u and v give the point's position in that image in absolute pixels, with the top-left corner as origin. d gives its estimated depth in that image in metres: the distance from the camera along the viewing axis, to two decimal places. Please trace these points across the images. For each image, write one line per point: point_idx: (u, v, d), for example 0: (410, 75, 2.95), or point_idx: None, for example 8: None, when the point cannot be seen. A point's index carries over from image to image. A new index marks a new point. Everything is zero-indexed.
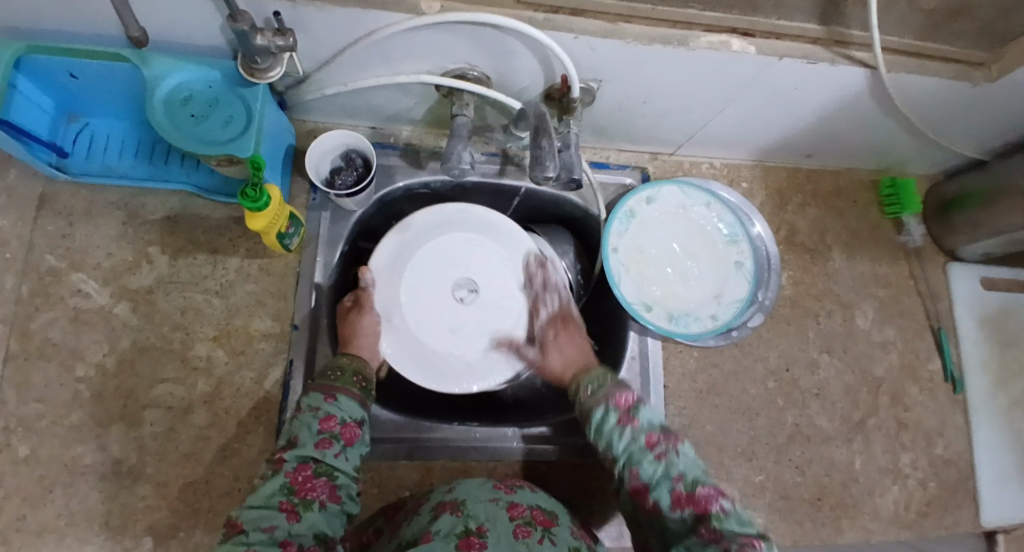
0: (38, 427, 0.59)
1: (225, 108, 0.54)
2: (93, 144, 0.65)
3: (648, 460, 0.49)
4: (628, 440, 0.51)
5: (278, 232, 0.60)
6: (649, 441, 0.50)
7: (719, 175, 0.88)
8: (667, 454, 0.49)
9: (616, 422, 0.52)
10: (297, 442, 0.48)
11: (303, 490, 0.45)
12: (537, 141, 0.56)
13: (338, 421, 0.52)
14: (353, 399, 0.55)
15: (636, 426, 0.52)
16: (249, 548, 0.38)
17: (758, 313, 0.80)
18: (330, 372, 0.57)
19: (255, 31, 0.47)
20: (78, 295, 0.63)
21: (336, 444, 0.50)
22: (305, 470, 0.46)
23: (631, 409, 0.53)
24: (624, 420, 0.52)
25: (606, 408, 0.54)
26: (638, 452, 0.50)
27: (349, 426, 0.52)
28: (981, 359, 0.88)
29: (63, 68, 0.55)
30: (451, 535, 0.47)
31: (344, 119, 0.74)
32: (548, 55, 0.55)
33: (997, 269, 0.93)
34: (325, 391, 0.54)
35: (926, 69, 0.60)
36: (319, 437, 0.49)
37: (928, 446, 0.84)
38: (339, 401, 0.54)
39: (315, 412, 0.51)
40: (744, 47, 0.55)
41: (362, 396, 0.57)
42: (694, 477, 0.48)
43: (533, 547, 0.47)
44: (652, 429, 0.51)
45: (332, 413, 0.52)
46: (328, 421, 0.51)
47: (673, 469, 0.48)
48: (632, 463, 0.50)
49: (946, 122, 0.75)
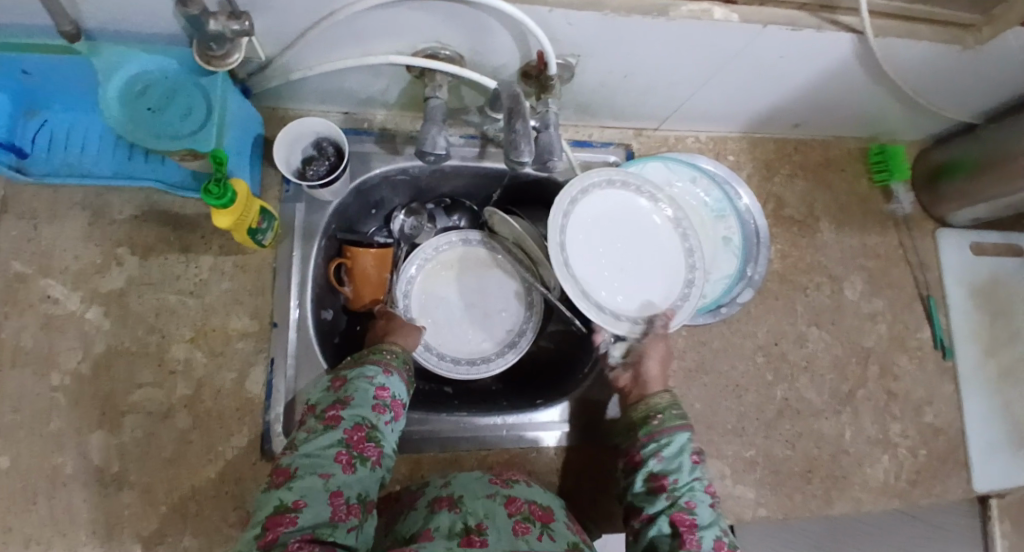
0: (16, 437, 0.58)
1: (184, 97, 0.52)
2: (53, 141, 0.62)
3: (704, 504, 0.55)
4: (695, 477, 0.57)
5: (250, 227, 0.58)
6: (709, 490, 0.57)
7: (705, 149, 0.86)
8: (714, 506, 0.57)
9: (691, 455, 0.58)
10: (353, 404, 0.54)
11: (358, 448, 0.50)
12: (511, 124, 0.54)
13: (391, 394, 0.57)
14: (403, 379, 0.60)
15: (701, 470, 0.58)
16: (299, 501, 0.44)
17: (748, 288, 0.80)
18: (383, 351, 0.62)
19: (207, 15, 0.43)
20: (46, 301, 0.61)
21: (387, 413, 0.55)
22: (360, 431, 0.52)
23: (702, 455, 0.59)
24: (695, 458, 0.58)
25: (688, 438, 0.59)
26: (700, 493, 0.56)
27: (398, 402, 0.57)
28: (968, 325, 0.89)
29: (9, 63, 0.51)
30: (453, 534, 0.47)
31: (315, 106, 0.71)
32: (523, 31, 0.53)
33: (985, 235, 0.93)
34: (382, 365, 0.59)
35: (916, 32, 0.58)
36: (375, 403, 0.55)
37: (917, 415, 0.84)
38: (393, 377, 0.59)
39: (370, 380, 0.56)
40: (727, 15, 0.52)
41: (409, 379, 0.62)
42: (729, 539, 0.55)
43: (533, 543, 0.47)
44: (708, 482, 0.58)
45: (386, 385, 0.57)
46: (383, 391, 0.56)
47: (719, 522, 0.55)
48: (693, 496, 0.55)
49: (935, 88, 0.73)
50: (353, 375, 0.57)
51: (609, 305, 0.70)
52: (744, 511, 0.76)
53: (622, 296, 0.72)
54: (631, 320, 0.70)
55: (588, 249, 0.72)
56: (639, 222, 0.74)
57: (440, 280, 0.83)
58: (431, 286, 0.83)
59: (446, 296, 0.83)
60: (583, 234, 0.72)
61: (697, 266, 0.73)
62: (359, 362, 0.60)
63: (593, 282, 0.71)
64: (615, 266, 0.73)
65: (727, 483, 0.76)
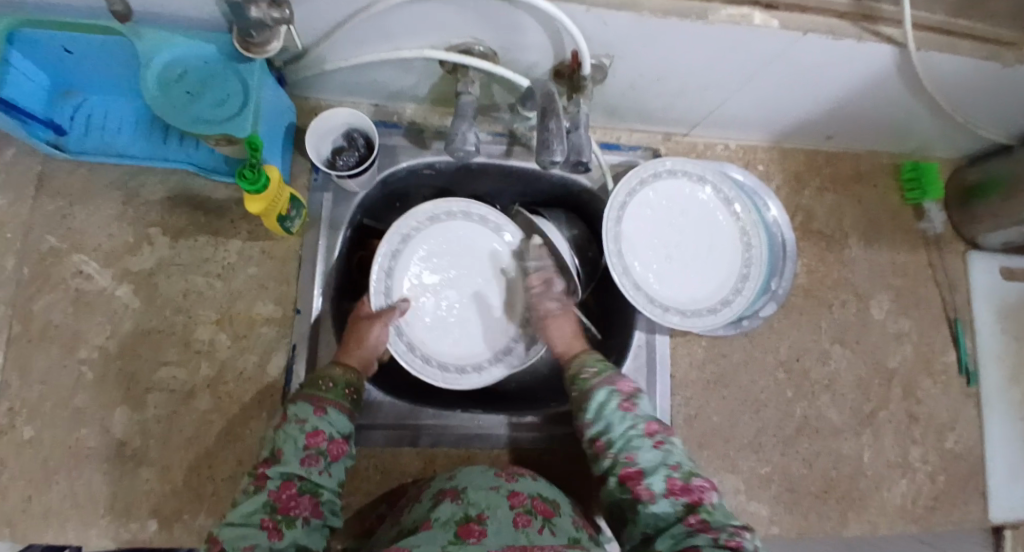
0: (43, 409, 0.59)
1: (220, 83, 0.52)
2: (91, 121, 0.63)
3: (645, 447, 0.51)
4: (628, 424, 0.52)
5: (279, 215, 0.58)
6: (649, 428, 0.52)
7: (734, 157, 0.85)
8: (664, 443, 0.51)
9: (619, 405, 0.54)
10: (281, 458, 0.45)
11: (287, 507, 0.43)
12: (545, 123, 0.54)
13: (326, 437, 0.48)
14: (342, 412, 0.52)
15: (636, 413, 0.53)
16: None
17: (771, 302, 0.77)
18: (320, 382, 0.53)
19: (249, 2, 0.43)
20: (78, 277, 0.62)
21: (322, 461, 0.47)
22: (288, 489, 0.44)
23: (634, 397, 0.55)
24: (625, 406, 0.54)
25: (610, 390, 0.55)
26: (637, 437, 0.51)
27: (336, 443, 0.49)
28: (998, 351, 0.86)
29: (54, 41, 0.52)
30: (451, 523, 0.45)
31: (346, 96, 0.71)
32: (558, 29, 0.52)
33: (1019, 259, 0.90)
34: (314, 402, 0.50)
35: (960, 47, 0.56)
36: (306, 453, 0.46)
37: (939, 439, 0.82)
38: (329, 414, 0.50)
39: (300, 425, 0.48)
40: (767, 20, 0.51)
41: (351, 407, 0.54)
42: (689, 468, 0.50)
43: (533, 536, 0.44)
44: (652, 419, 0.53)
45: (320, 427, 0.48)
46: (315, 437, 0.47)
47: (669, 457, 0.50)
48: (630, 447, 0.51)
49: (975, 106, 0.71)
50: (284, 417, 0.49)
51: (641, 279, 0.73)
52: (757, 527, 0.75)
53: (655, 279, 0.74)
54: (650, 300, 0.72)
55: (651, 224, 0.76)
56: (708, 228, 0.77)
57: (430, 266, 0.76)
58: (419, 271, 0.75)
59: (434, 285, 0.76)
60: (652, 208, 0.76)
61: (742, 292, 0.75)
62: (291, 400, 0.52)
63: (633, 254, 0.74)
64: (662, 251, 0.75)
65: (741, 498, 0.75)
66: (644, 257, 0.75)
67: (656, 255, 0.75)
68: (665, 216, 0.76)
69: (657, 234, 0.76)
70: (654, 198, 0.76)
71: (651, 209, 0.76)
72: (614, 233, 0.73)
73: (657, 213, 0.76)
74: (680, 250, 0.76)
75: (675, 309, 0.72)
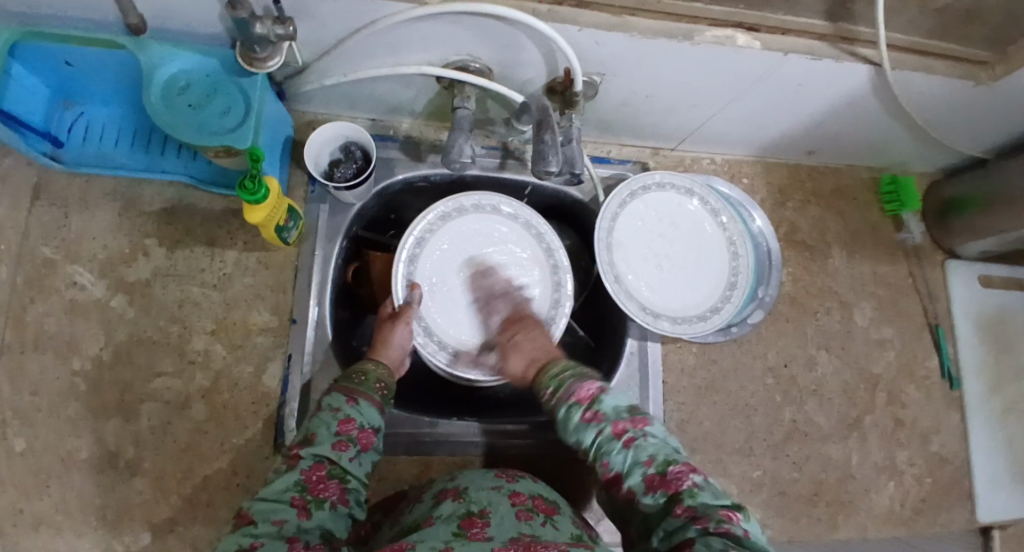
0: (34, 419, 0.59)
1: (224, 96, 0.53)
2: (89, 133, 0.64)
3: (618, 450, 0.45)
4: (595, 434, 0.46)
5: (277, 225, 0.59)
6: (616, 430, 0.45)
7: (720, 171, 0.88)
8: (636, 439, 0.45)
9: (581, 418, 0.47)
10: (315, 440, 0.46)
11: (315, 489, 0.43)
12: (541, 135, 0.56)
13: (357, 425, 0.49)
14: (374, 406, 0.53)
15: (601, 419, 0.46)
16: (254, 544, 0.37)
17: (759, 311, 0.79)
18: (354, 375, 0.55)
19: (255, 19, 0.45)
20: (73, 287, 0.62)
21: (352, 448, 0.47)
22: (319, 470, 0.45)
23: (593, 403, 0.47)
24: (588, 416, 0.47)
25: (568, 406, 0.48)
26: (606, 443, 0.45)
27: (366, 432, 0.49)
28: (977, 357, 0.89)
29: (57, 54, 0.53)
30: (453, 517, 0.46)
31: (344, 111, 0.73)
32: (553, 48, 0.55)
33: (995, 268, 0.94)
34: (348, 393, 0.52)
35: (933, 67, 0.59)
36: (337, 438, 0.47)
37: (923, 443, 0.84)
38: (360, 405, 0.51)
39: (334, 413, 0.49)
40: (749, 42, 0.54)
41: (381, 403, 0.54)
42: (666, 457, 0.44)
43: (536, 529, 0.45)
44: (619, 416, 0.46)
45: (352, 416, 0.49)
46: (347, 424, 0.48)
47: (642, 452, 0.44)
48: (602, 453, 0.46)
49: (947, 122, 0.75)
50: (318, 408, 0.50)
51: (632, 288, 0.75)
52: None
53: (646, 287, 0.76)
54: (642, 308, 0.73)
55: (642, 234, 0.77)
56: (697, 237, 0.79)
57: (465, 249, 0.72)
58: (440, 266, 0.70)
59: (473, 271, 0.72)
60: (642, 218, 0.78)
61: (730, 300, 0.77)
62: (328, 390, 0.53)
63: (624, 264, 0.76)
64: (653, 261, 0.77)
65: None
66: (635, 265, 0.76)
67: (646, 263, 0.77)
68: (655, 226, 0.78)
69: (647, 243, 0.77)
70: (643, 209, 0.78)
71: (641, 220, 0.78)
72: (605, 244, 0.74)
73: (647, 222, 0.78)
74: (670, 258, 0.78)
75: (666, 316, 0.74)
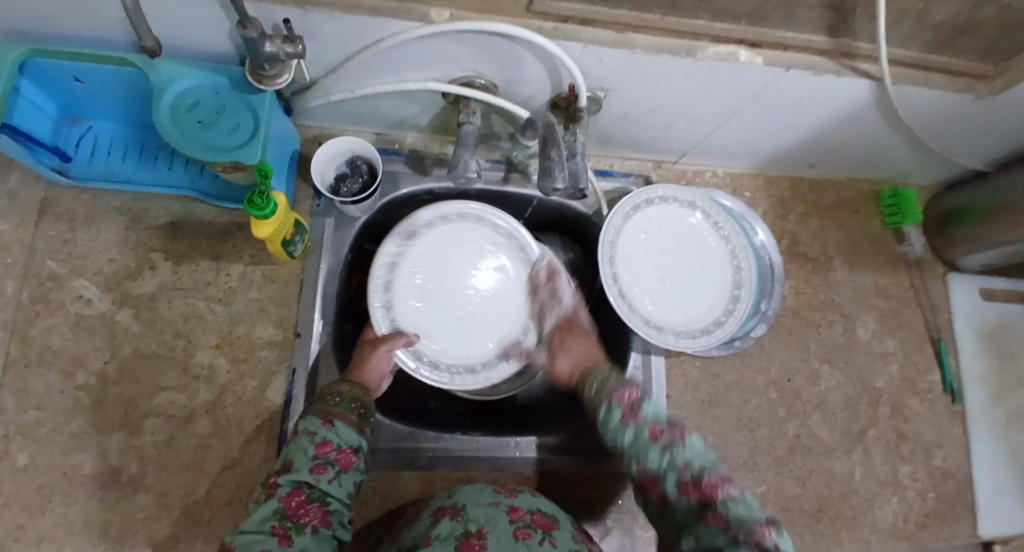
0: (38, 434, 0.59)
1: (232, 113, 0.54)
2: (96, 148, 0.65)
3: (653, 452, 0.47)
4: (632, 435, 0.48)
5: (284, 240, 0.59)
6: (653, 433, 0.48)
7: (723, 184, 0.88)
8: (672, 444, 0.46)
9: (619, 418, 0.50)
10: (291, 467, 0.46)
11: (296, 515, 0.43)
12: (546, 151, 0.56)
13: (335, 446, 0.49)
14: (351, 425, 0.53)
15: (638, 421, 0.49)
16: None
17: (761, 324, 0.79)
18: (328, 397, 0.55)
19: (264, 37, 0.45)
20: (78, 302, 0.63)
21: (330, 470, 0.48)
22: (298, 495, 0.44)
23: (634, 405, 0.50)
24: (626, 416, 0.50)
25: (609, 406, 0.52)
26: (641, 446, 0.47)
27: (345, 452, 0.50)
28: (979, 369, 0.89)
29: (65, 71, 0.54)
30: (451, 537, 0.45)
31: (349, 125, 0.74)
32: (556, 63, 0.55)
33: (996, 281, 0.94)
34: (322, 415, 0.52)
35: (931, 79, 0.60)
36: (314, 462, 0.47)
37: (927, 457, 0.84)
38: (336, 427, 0.51)
39: (310, 436, 0.49)
40: (751, 57, 0.55)
41: (359, 422, 0.54)
42: (701, 465, 0.45)
43: (534, 548, 0.45)
44: (655, 421, 0.49)
45: (328, 438, 0.49)
46: (323, 446, 0.48)
47: (677, 459, 0.45)
48: (637, 457, 0.47)
49: (947, 136, 0.75)
50: (294, 432, 0.50)
51: (635, 300, 0.75)
52: None
53: (650, 301, 0.76)
54: (645, 321, 0.74)
55: (645, 248, 0.78)
56: (699, 250, 0.79)
57: (434, 271, 0.72)
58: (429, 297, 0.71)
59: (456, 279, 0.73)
60: (645, 232, 0.78)
61: (733, 313, 0.77)
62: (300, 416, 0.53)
63: (627, 275, 0.76)
64: (656, 272, 0.78)
65: None
66: (638, 277, 0.77)
67: (650, 275, 0.77)
68: (657, 238, 0.79)
69: (650, 255, 0.78)
70: (646, 221, 0.78)
71: (643, 232, 0.78)
72: (607, 256, 0.75)
73: (648, 233, 0.78)
74: (673, 269, 0.78)
75: (669, 329, 0.74)
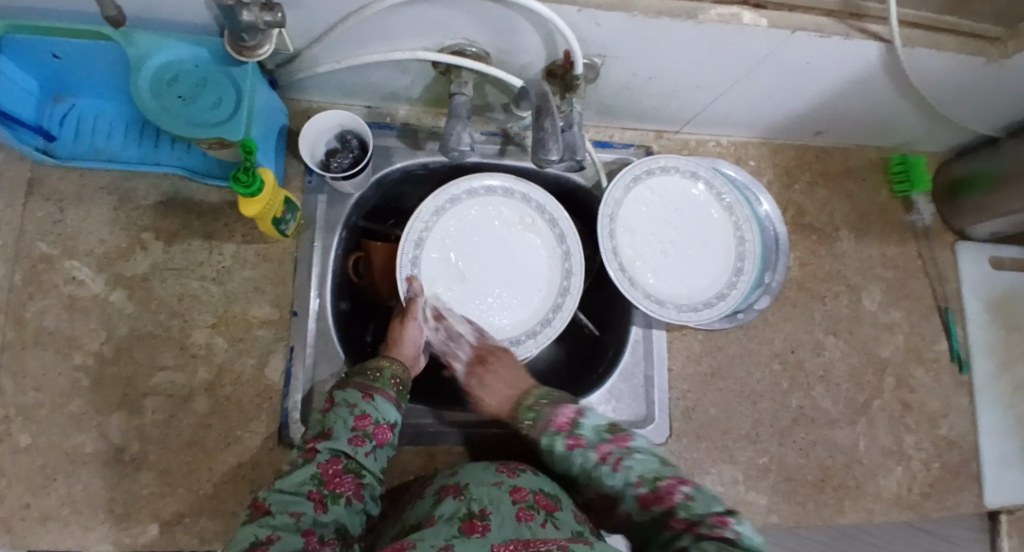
0: (39, 415, 0.59)
1: (214, 87, 0.52)
2: (81, 126, 0.63)
3: (608, 473, 0.51)
4: (582, 460, 0.52)
5: (273, 218, 0.58)
6: (601, 454, 0.51)
7: (726, 154, 0.86)
8: (621, 460, 0.51)
9: (564, 446, 0.53)
10: (333, 435, 0.48)
11: (332, 483, 0.45)
12: (540, 122, 0.54)
13: (373, 421, 0.50)
14: (391, 400, 0.54)
15: (584, 445, 0.52)
16: (272, 536, 0.39)
17: (765, 296, 0.78)
18: (368, 371, 0.55)
19: (241, 6, 0.43)
20: (72, 283, 0.62)
21: (368, 443, 0.49)
22: (336, 464, 0.47)
23: (574, 429, 0.53)
24: (571, 443, 0.53)
25: (550, 436, 0.54)
26: (594, 468, 0.52)
27: (382, 428, 0.51)
28: (987, 339, 0.88)
29: (43, 47, 0.52)
30: (454, 518, 0.45)
31: (340, 99, 0.72)
32: (551, 30, 0.53)
33: (1006, 249, 0.92)
34: (363, 389, 0.52)
35: (944, 43, 0.57)
36: (353, 434, 0.49)
37: (932, 427, 0.84)
38: (376, 401, 0.52)
39: (351, 408, 0.50)
40: (756, 19, 0.52)
41: (398, 398, 0.55)
42: (653, 476, 0.49)
43: (536, 530, 0.44)
44: (600, 440, 0.52)
45: (368, 412, 0.51)
46: (363, 420, 0.50)
47: (631, 474, 0.50)
48: (594, 479, 0.52)
49: (959, 101, 0.73)
50: (334, 402, 0.51)
51: (635, 274, 0.74)
52: (756, 518, 0.76)
53: (651, 274, 0.75)
54: (646, 295, 0.72)
55: (645, 220, 0.76)
56: (701, 222, 0.77)
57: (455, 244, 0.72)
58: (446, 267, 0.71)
59: (473, 252, 0.72)
60: (646, 205, 0.76)
61: (736, 286, 0.75)
62: (344, 383, 0.54)
63: (627, 248, 0.75)
64: (657, 246, 0.76)
65: (738, 489, 0.76)
66: (638, 250, 0.75)
67: (651, 249, 0.76)
68: (659, 210, 0.77)
69: (651, 228, 0.76)
70: (647, 193, 0.76)
71: (644, 204, 0.76)
72: (608, 229, 0.73)
73: (649, 205, 0.76)
74: (675, 242, 0.76)
75: (670, 303, 0.73)
